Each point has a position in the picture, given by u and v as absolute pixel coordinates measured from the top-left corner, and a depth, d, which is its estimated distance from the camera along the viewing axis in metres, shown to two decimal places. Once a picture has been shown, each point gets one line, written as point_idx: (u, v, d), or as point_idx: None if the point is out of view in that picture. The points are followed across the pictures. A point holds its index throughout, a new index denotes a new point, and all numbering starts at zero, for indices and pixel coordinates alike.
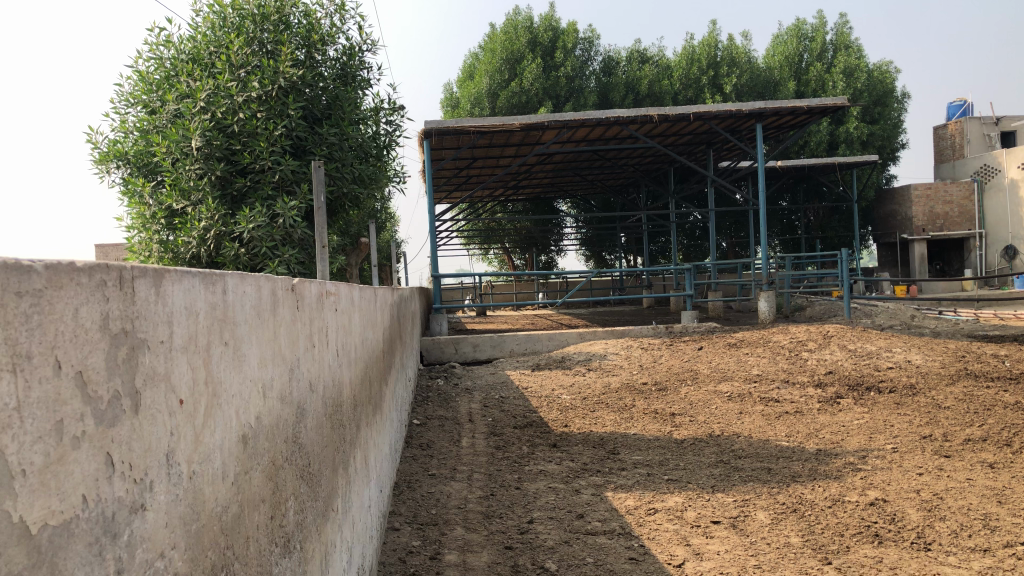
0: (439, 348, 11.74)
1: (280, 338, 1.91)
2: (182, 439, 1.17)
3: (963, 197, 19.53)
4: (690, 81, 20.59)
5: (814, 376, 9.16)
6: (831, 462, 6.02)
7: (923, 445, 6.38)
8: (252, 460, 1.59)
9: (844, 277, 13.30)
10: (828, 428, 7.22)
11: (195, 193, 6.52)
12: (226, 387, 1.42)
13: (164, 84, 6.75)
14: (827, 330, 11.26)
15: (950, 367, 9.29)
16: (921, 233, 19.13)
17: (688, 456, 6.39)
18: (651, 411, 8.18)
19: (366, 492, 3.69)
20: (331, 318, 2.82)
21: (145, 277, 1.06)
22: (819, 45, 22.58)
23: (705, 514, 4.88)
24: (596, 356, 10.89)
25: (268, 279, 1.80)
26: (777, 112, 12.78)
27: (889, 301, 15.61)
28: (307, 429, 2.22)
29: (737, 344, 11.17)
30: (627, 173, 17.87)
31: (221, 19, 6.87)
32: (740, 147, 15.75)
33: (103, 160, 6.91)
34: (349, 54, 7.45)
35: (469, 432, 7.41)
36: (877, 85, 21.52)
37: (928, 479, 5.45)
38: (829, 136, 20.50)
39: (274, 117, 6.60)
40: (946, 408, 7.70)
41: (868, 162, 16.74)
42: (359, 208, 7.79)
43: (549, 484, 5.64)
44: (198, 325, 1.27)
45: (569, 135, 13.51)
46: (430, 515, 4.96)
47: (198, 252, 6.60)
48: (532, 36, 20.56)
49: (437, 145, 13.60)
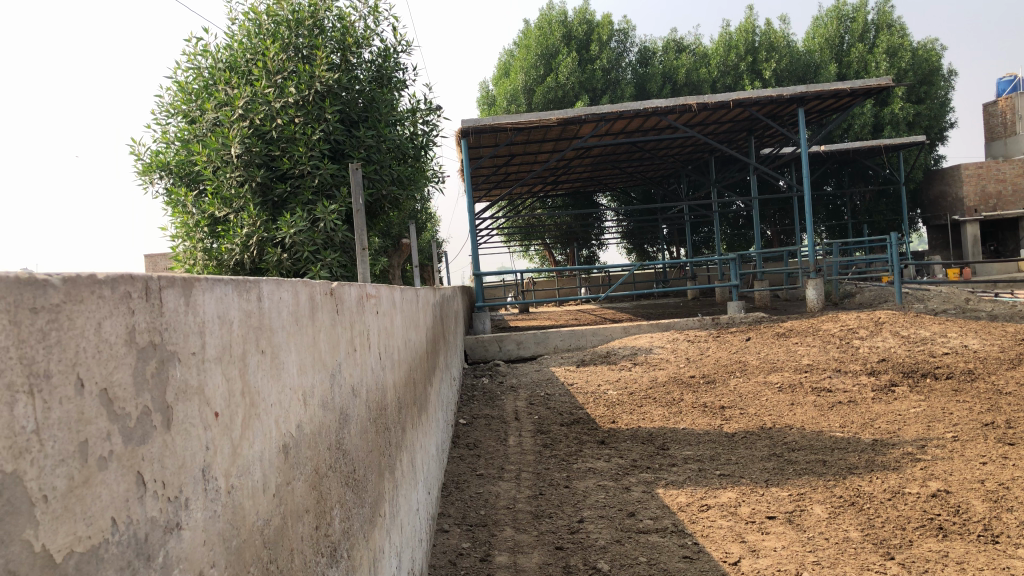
0: (483, 346, 11.71)
1: (319, 344, 1.87)
2: (219, 453, 1.13)
3: (1016, 174, 18.96)
4: (727, 69, 20.27)
5: (867, 365, 8.94)
6: (889, 452, 5.84)
7: (985, 433, 6.17)
8: (295, 470, 1.56)
9: (895, 262, 12.96)
10: (884, 417, 7.02)
11: (237, 200, 6.56)
12: (266, 396, 1.39)
13: (202, 93, 6.79)
14: (878, 317, 10.99)
15: (1009, 351, 9.00)
16: (973, 214, 18.58)
17: (739, 450, 6.26)
18: (699, 405, 8.05)
19: (414, 495, 3.67)
20: (373, 321, 2.79)
21: (173, 287, 1.03)
22: (860, 26, 22.09)
23: (760, 509, 4.77)
24: (641, 350, 10.77)
25: (305, 284, 1.77)
26: (820, 95, 12.48)
27: (942, 285, 15.20)
28: (351, 435, 2.19)
29: (785, 334, 10.96)
30: (667, 164, 17.66)
31: (257, 26, 6.91)
32: (782, 133, 15.43)
33: (147, 171, 6.99)
34: (384, 56, 7.46)
35: (516, 430, 7.36)
36: (922, 64, 20.99)
37: (993, 468, 5.26)
38: (874, 118, 20.02)
39: (311, 122, 6.62)
40: (1008, 393, 7.44)
41: (916, 142, 16.30)
42: (399, 209, 7.78)
43: (598, 481, 5.56)
44: (232, 334, 1.23)
45: (607, 128, 13.38)
46: (479, 516, 4.92)
47: (242, 259, 6.63)
48: (567, 30, 20.41)
49: (475, 143, 13.58)
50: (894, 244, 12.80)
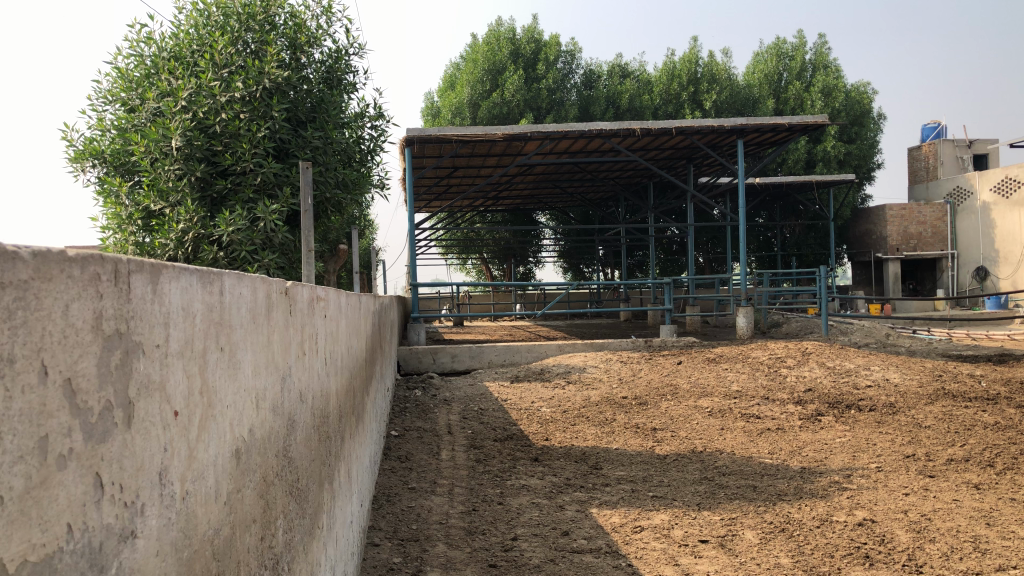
0: (417, 357, 11.57)
1: (272, 344, 1.78)
2: (177, 456, 1.05)
3: (937, 218, 19.75)
4: (670, 97, 20.65)
5: (794, 394, 9.12)
6: (817, 480, 5.96)
7: (907, 465, 6.34)
8: (245, 477, 1.47)
9: (822, 295, 13.29)
10: (811, 446, 7.15)
11: (174, 194, 6.33)
12: (222, 396, 1.30)
13: (144, 82, 6.54)
14: (805, 347, 11.25)
15: (928, 387, 9.31)
16: (896, 252, 19.27)
17: (671, 472, 6.30)
18: (632, 426, 8.09)
19: (348, 507, 3.56)
20: (321, 325, 2.70)
21: (141, 272, 0.94)
22: (798, 64, 22.76)
23: (693, 533, 4.79)
24: (575, 368, 10.79)
25: (263, 280, 1.68)
26: (759, 128, 12.75)
27: (865, 320, 15.67)
28: (296, 443, 2.09)
29: (716, 359, 11.13)
30: (608, 186, 17.84)
31: (205, 17, 6.71)
32: (720, 162, 15.76)
33: (79, 158, 6.67)
34: (335, 58, 7.34)
35: (449, 444, 7.27)
36: (854, 105, 21.74)
37: (915, 499, 5.39)
38: (807, 154, 20.62)
39: (257, 119, 6.46)
40: (927, 427, 7.69)
41: (846, 180, 16.82)
42: (342, 214, 7.63)
43: (532, 499, 5.51)
44: (195, 328, 1.14)
45: (551, 147, 13.43)
46: (410, 530, 4.81)
47: (175, 255, 6.42)
48: (515, 48, 20.45)
49: (418, 153, 13.47)
50: (822, 276, 13.11)
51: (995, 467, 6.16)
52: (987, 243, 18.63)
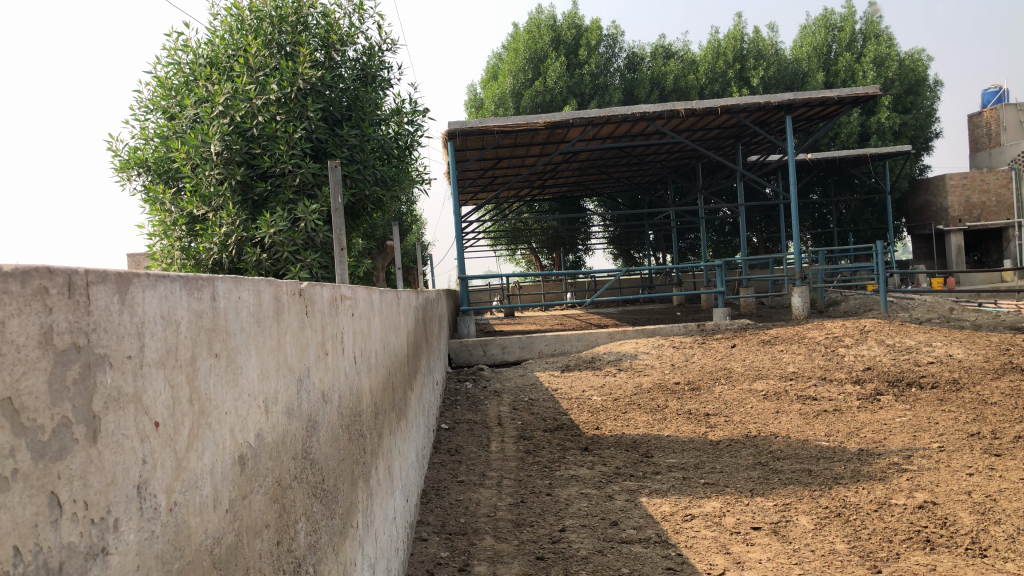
0: (467, 350, 11.59)
1: (285, 347, 1.76)
2: (159, 468, 1.02)
3: (1000, 185, 19.03)
4: (716, 75, 20.28)
5: (852, 373, 8.89)
6: (875, 462, 5.78)
7: (971, 444, 6.11)
8: (252, 483, 1.45)
9: (881, 270, 12.89)
10: (870, 427, 6.95)
11: (216, 199, 6.44)
12: (219, 403, 1.28)
13: (182, 90, 6.66)
14: (863, 325, 10.94)
15: (993, 361, 8.98)
16: (957, 223, 18.62)
17: (724, 458, 6.18)
18: (684, 412, 7.97)
19: (391, 503, 3.57)
20: (348, 324, 2.69)
21: (106, 283, 0.92)
22: (848, 35, 22.13)
23: (745, 520, 4.68)
24: (627, 356, 10.69)
25: (269, 283, 1.66)
26: (808, 102, 12.40)
27: (926, 295, 15.19)
28: (320, 445, 2.08)
29: (771, 341, 10.90)
30: (655, 169, 17.62)
31: (239, 22, 6.79)
32: (769, 140, 15.42)
33: (125, 168, 6.83)
34: (369, 55, 7.35)
35: (498, 436, 7.26)
36: (908, 74, 21.07)
37: (979, 480, 5.19)
38: (860, 127, 20.06)
39: (292, 120, 6.50)
40: (993, 403, 7.41)
41: (901, 151, 16.28)
42: (383, 210, 7.67)
43: (581, 490, 5.47)
44: (179, 335, 1.13)
45: (595, 132, 13.29)
46: (459, 524, 4.81)
47: (220, 258, 6.52)
48: (556, 35, 20.29)
49: (461, 146, 13.47)
50: (880, 252, 12.72)
51: None
52: None
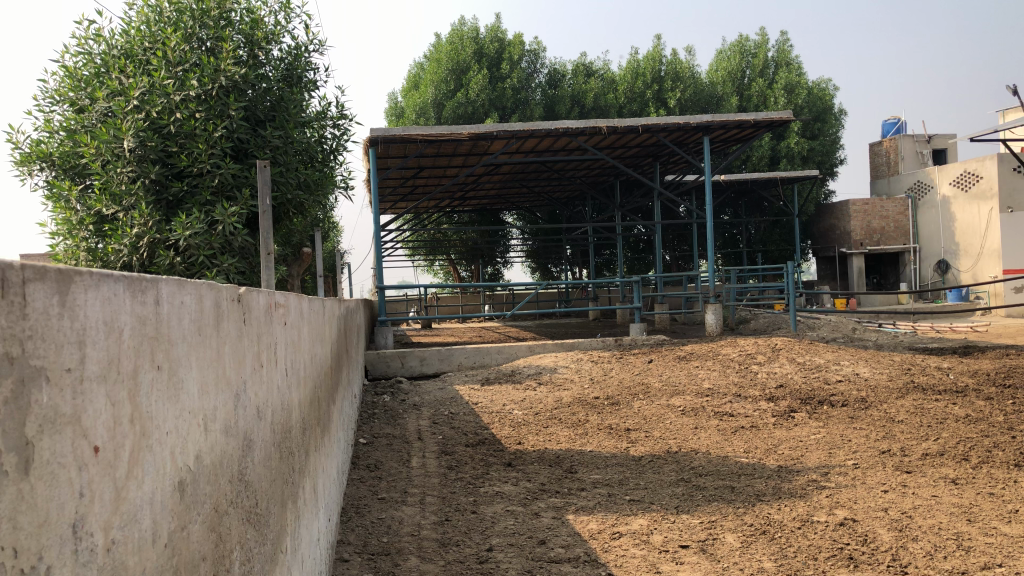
0: (385, 361, 11.33)
1: (223, 357, 1.59)
2: (97, 500, 0.87)
3: (899, 212, 19.94)
4: (634, 95, 20.60)
5: (766, 390, 9.07)
6: (794, 479, 5.86)
7: (883, 461, 6.27)
8: (191, 512, 1.29)
9: (792, 290, 13.24)
10: (786, 443, 7.08)
11: (127, 198, 6.08)
12: (160, 422, 1.12)
13: (93, 81, 6.26)
14: (775, 343, 11.20)
15: (897, 380, 9.29)
16: (859, 247, 19.39)
17: (648, 474, 6.17)
18: (605, 426, 7.95)
19: (315, 522, 3.38)
20: (280, 333, 2.52)
21: (45, 281, 0.77)
22: (760, 62, 22.85)
23: (673, 538, 4.66)
24: (546, 369, 10.64)
25: (211, 286, 1.50)
26: (725, 124, 12.67)
27: (831, 315, 15.71)
28: (254, 465, 1.91)
29: (687, 357, 11.04)
30: (574, 185, 17.74)
31: (157, 14, 6.47)
32: (686, 160, 15.73)
33: (26, 161, 6.38)
34: (295, 54, 7.12)
35: (419, 450, 7.08)
36: (816, 101, 21.89)
37: (895, 496, 5.31)
38: (771, 151, 20.72)
39: (213, 117, 6.23)
40: (900, 421, 7.65)
41: (810, 176, 16.85)
42: (304, 215, 7.42)
43: (506, 506, 5.36)
44: (121, 345, 0.97)
45: (518, 145, 13.26)
46: (381, 543, 4.63)
47: (130, 261, 6.16)
48: (479, 47, 20.26)
49: (383, 153, 13.24)
50: (790, 272, 13.08)
51: (971, 461, 6.12)
52: (948, 236, 18.81)
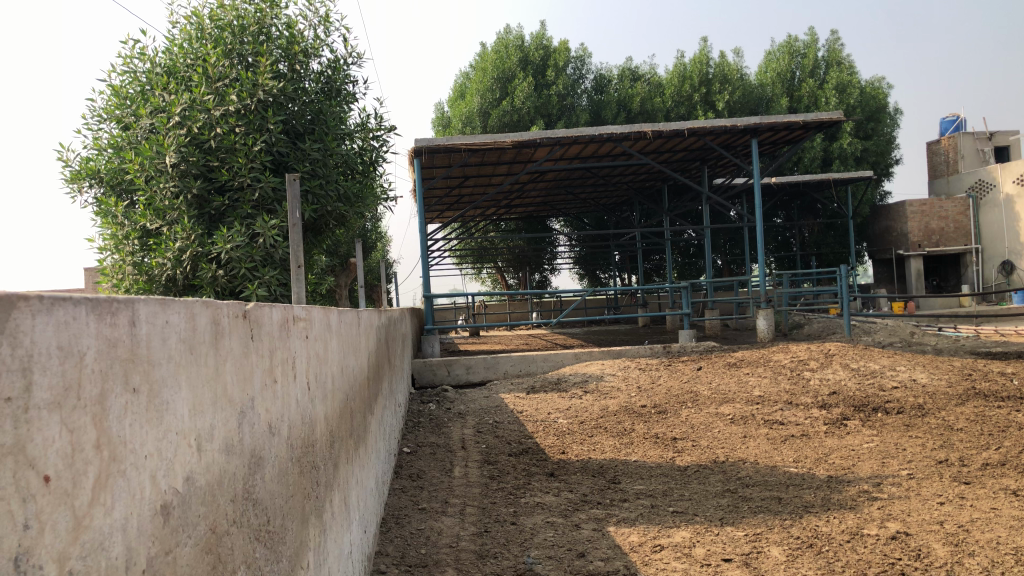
0: (431, 370, 11.37)
1: (224, 376, 1.57)
2: (48, 531, 0.84)
3: (958, 211, 19.32)
4: (682, 99, 20.37)
5: (818, 398, 8.83)
6: (845, 490, 5.67)
7: (940, 471, 6.03)
8: (180, 536, 1.26)
9: (845, 294, 12.86)
10: (838, 452, 6.87)
11: (171, 212, 6.22)
12: (137, 444, 1.09)
13: (138, 99, 6.43)
14: (828, 348, 10.92)
15: (957, 386, 8.97)
16: (917, 249, 18.82)
17: (693, 485, 6.04)
18: (651, 435, 7.82)
19: (347, 535, 3.36)
20: (302, 346, 2.50)
21: None
22: (811, 62, 22.43)
23: (715, 551, 4.54)
24: (592, 377, 10.54)
25: (205, 304, 1.47)
26: (773, 126, 12.42)
27: (888, 319, 15.26)
28: (264, 482, 1.88)
29: (737, 364, 10.82)
30: (622, 191, 17.57)
31: (199, 30, 6.61)
32: (735, 163, 15.46)
33: (75, 178, 6.58)
34: (333, 68, 7.20)
35: (462, 460, 7.05)
36: (870, 101, 21.37)
37: (951, 509, 5.10)
38: (823, 152, 20.28)
39: (252, 132, 6.30)
40: (958, 430, 7.36)
41: (864, 176, 16.41)
42: (346, 227, 7.49)
43: (547, 518, 5.29)
44: (83, 369, 0.94)
45: (562, 152, 13.19)
46: (419, 555, 4.60)
47: (174, 274, 6.28)
48: (524, 55, 20.27)
49: (428, 163, 13.29)
50: (844, 276, 12.72)
51: None
52: (1012, 236, 18.13)
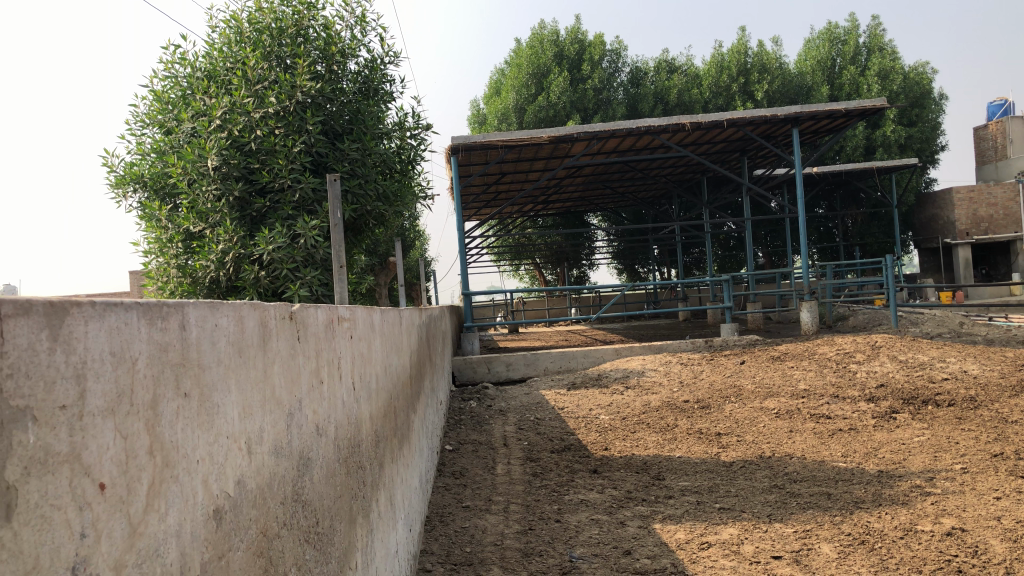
0: (472, 367, 11.38)
1: (272, 378, 1.57)
2: (104, 540, 0.83)
3: (1007, 198, 18.83)
4: (720, 90, 20.13)
5: (866, 391, 8.66)
6: (896, 485, 5.55)
7: (996, 465, 5.87)
8: (232, 540, 1.26)
9: (891, 284, 12.59)
10: (888, 447, 6.73)
11: (213, 215, 6.29)
12: (188, 449, 1.09)
13: (180, 103, 6.52)
14: (875, 340, 10.70)
15: (1010, 377, 8.73)
16: (965, 237, 18.37)
17: (739, 481, 5.96)
18: (695, 431, 7.74)
19: (393, 535, 3.36)
20: (346, 347, 2.50)
21: (31, 315, 0.75)
22: (852, 49, 22.01)
23: (765, 548, 4.46)
24: (634, 373, 10.46)
25: (253, 307, 1.47)
26: (814, 115, 12.19)
27: (937, 309, 14.91)
28: (313, 484, 1.88)
29: (781, 357, 10.67)
30: (660, 184, 17.42)
31: (238, 34, 6.67)
32: (775, 153, 15.23)
33: (120, 184, 6.69)
34: (371, 67, 7.22)
35: (505, 458, 7.04)
36: (913, 87, 20.92)
37: (1008, 504, 4.96)
38: (865, 140, 19.89)
39: (292, 133, 6.35)
40: (1013, 422, 7.17)
41: (909, 164, 16.05)
42: (385, 226, 7.53)
43: (591, 515, 5.25)
44: (136, 375, 0.94)
45: (599, 146, 13.10)
46: (464, 553, 4.59)
47: (217, 276, 6.35)
48: (559, 50, 20.19)
49: (465, 161, 13.30)
50: (890, 266, 12.45)
51: None
52: None
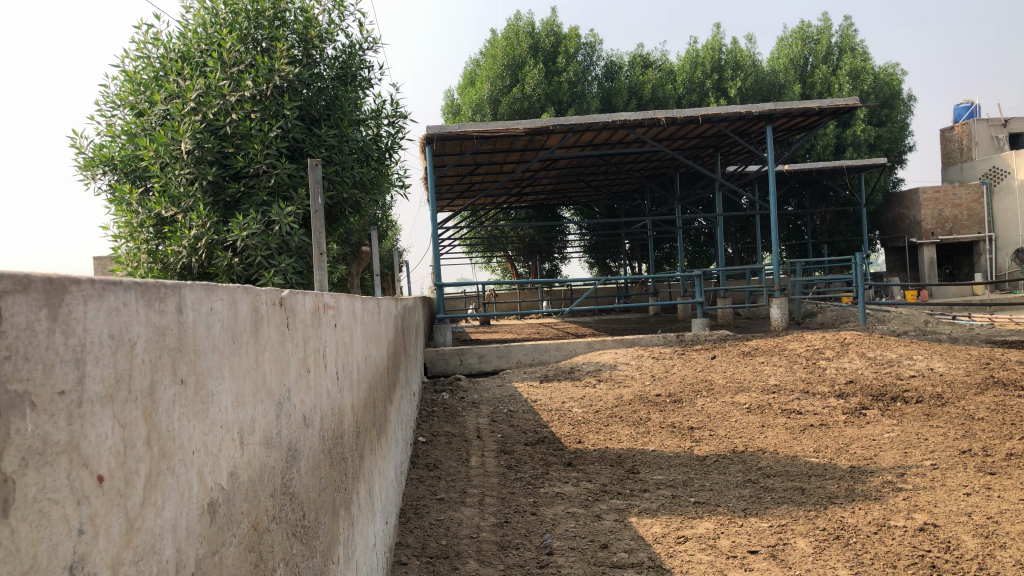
0: (444, 359, 11.30)
1: (262, 365, 1.50)
2: (102, 536, 0.78)
3: (972, 199, 19.14)
4: (693, 86, 20.18)
5: (835, 387, 8.73)
6: (868, 480, 5.59)
7: (964, 462, 5.94)
8: (224, 534, 1.19)
9: (859, 282, 12.71)
10: (858, 442, 6.78)
11: (186, 199, 6.16)
12: (185, 439, 1.03)
13: (152, 85, 6.36)
14: (843, 337, 10.81)
15: (976, 375, 8.85)
16: (930, 237, 18.64)
17: (713, 475, 5.97)
18: (668, 425, 7.75)
19: (371, 527, 3.30)
20: (330, 335, 2.43)
21: (29, 293, 0.68)
22: (824, 48, 22.20)
23: (741, 542, 4.47)
24: (606, 366, 10.46)
25: (246, 290, 1.41)
26: (788, 112, 12.24)
27: (902, 308, 15.11)
28: (299, 476, 1.81)
29: (751, 352, 10.73)
30: (633, 179, 17.44)
31: (213, 15, 6.52)
32: (748, 150, 15.31)
33: (89, 166, 6.51)
34: (349, 52, 7.11)
35: (478, 450, 7.00)
36: (883, 87, 21.15)
37: (978, 500, 5.02)
38: (836, 139, 20.07)
39: (268, 118, 6.25)
40: (980, 419, 7.27)
41: (878, 163, 16.23)
42: (360, 214, 7.41)
43: (567, 508, 5.23)
44: (134, 360, 0.87)
45: (574, 139, 13.06)
46: (440, 546, 4.55)
47: (189, 262, 6.22)
48: (534, 42, 20.09)
49: (440, 151, 13.20)
50: (858, 264, 12.56)
51: None
52: None
